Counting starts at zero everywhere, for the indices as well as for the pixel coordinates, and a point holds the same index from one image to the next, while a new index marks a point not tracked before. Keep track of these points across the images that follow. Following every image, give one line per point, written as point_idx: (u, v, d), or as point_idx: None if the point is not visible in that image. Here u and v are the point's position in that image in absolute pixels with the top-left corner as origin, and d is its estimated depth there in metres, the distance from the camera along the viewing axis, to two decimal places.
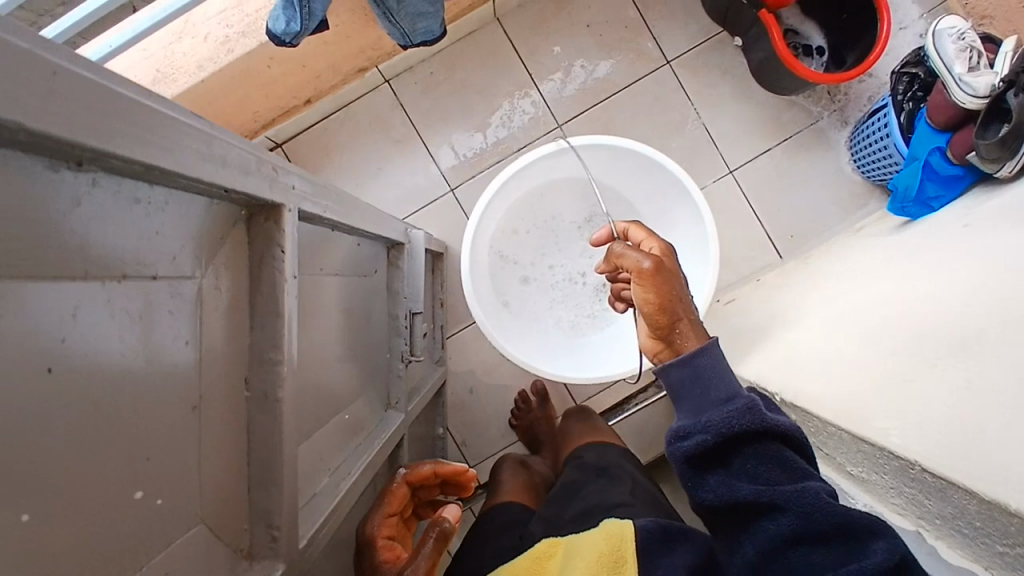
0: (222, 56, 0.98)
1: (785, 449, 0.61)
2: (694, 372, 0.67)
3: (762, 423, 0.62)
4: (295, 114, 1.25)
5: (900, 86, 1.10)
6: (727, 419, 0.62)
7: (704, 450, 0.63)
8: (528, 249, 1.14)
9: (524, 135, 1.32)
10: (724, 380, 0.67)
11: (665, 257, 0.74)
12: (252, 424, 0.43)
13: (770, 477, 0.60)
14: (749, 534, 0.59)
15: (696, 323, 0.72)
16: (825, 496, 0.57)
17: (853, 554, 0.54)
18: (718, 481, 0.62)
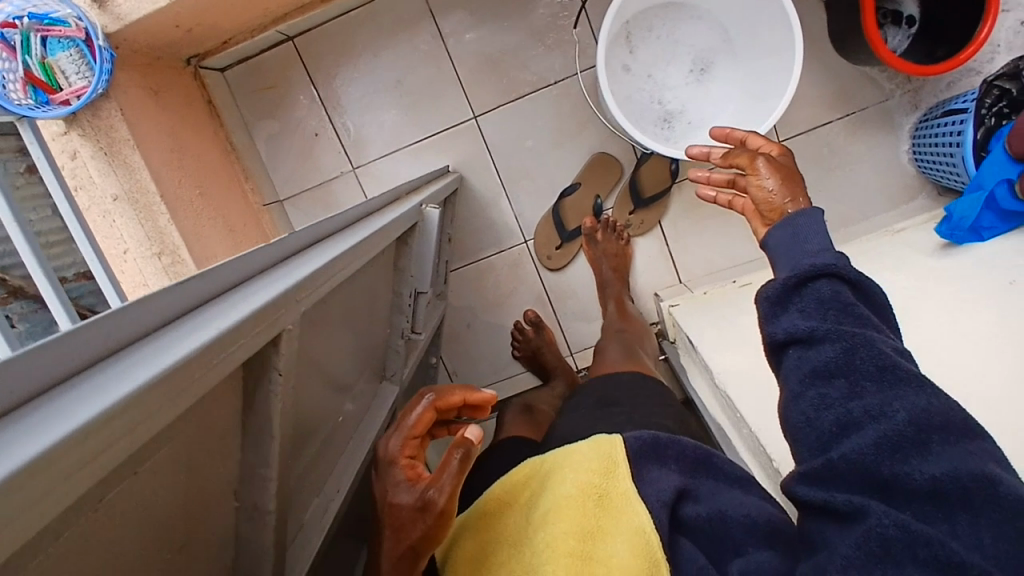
0: None
1: (861, 302, 0.58)
2: (802, 225, 0.62)
3: (845, 285, 0.58)
4: (309, 10, 1.11)
5: (988, 99, 0.99)
6: (813, 266, 0.58)
7: (786, 290, 0.60)
8: (646, 49, 1.09)
9: (564, 65, 1.18)
10: (819, 233, 0.61)
11: (786, 155, 0.70)
12: (242, 532, 0.42)
13: (840, 320, 0.57)
14: (802, 362, 0.57)
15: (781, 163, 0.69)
16: (883, 347, 0.54)
17: (924, 429, 0.50)
18: (788, 317, 0.59)
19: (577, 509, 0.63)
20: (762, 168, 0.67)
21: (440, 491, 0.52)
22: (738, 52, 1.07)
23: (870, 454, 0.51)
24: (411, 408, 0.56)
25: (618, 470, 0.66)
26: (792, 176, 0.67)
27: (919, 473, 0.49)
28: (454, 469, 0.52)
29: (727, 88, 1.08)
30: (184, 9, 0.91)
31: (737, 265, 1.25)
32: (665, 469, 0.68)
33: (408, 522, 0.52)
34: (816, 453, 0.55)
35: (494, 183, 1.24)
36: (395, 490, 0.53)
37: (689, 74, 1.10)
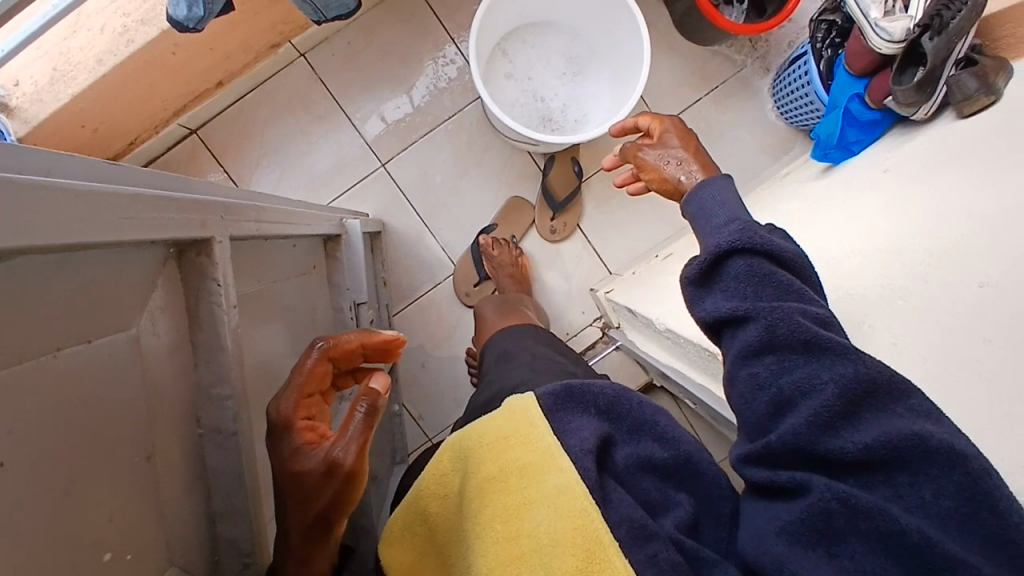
0: (123, 48, 0.91)
1: (778, 270, 0.57)
2: (706, 200, 0.64)
3: (759, 255, 0.58)
4: (207, 97, 1.19)
5: (820, 34, 1.15)
6: (729, 245, 0.58)
7: (706, 273, 0.60)
8: (523, 58, 1.20)
9: (454, 101, 1.28)
10: (725, 206, 0.63)
11: (669, 138, 0.71)
12: (209, 460, 0.42)
13: (760, 296, 0.56)
14: (734, 344, 0.57)
15: (665, 150, 0.71)
16: (803, 319, 0.54)
17: (851, 400, 0.50)
18: (713, 300, 0.59)
19: (503, 486, 0.55)
20: (667, 171, 0.70)
21: (345, 448, 0.49)
22: (603, 48, 1.19)
23: (801, 434, 0.51)
24: (303, 363, 0.51)
25: (537, 429, 0.57)
26: (691, 155, 0.70)
27: (849, 445, 0.49)
28: (361, 423, 0.49)
29: (598, 88, 1.21)
30: (87, 105, 0.95)
31: (656, 244, 1.33)
32: (587, 416, 0.60)
33: (315, 489, 0.48)
34: (755, 431, 0.55)
35: (416, 222, 1.30)
36: (300, 457, 0.49)
37: (563, 74, 1.21)
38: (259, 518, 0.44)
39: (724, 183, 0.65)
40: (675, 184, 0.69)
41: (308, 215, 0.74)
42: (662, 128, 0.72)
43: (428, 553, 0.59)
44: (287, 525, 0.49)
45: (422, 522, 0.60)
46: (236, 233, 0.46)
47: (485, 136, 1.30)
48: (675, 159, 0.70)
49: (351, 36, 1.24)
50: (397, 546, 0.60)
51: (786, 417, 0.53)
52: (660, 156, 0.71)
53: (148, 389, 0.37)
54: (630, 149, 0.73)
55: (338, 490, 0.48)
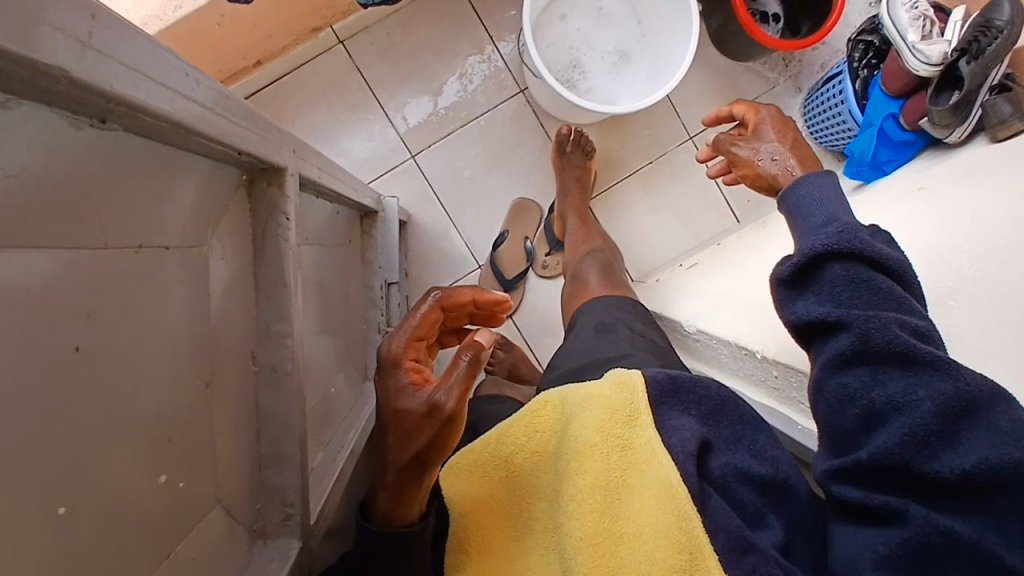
0: (169, 13, 0.91)
1: (877, 275, 0.52)
2: (805, 197, 0.58)
3: (856, 256, 0.52)
4: (242, 77, 1.19)
5: (857, 54, 1.16)
6: (824, 246, 0.53)
7: (800, 275, 0.54)
8: (586, 13, 1.18)
9: (488, 99, 1.28)
10: (822, 204, 0.57)
11: (765, 132, 0.65)
12: (261, 402, 0.41)
13: (856, 303, 0.51)
14: (824, 351, 0.52)
15: (760, 146, 0.64)
16: (900, 329, 0.49)
17: (954, 420, 0.45)
18: (801, 304, 0.54)
19: (601, 461, 0.52)
20: (761, 165, 0.63)
21: (448, 393, 0.47)
22: (656, 51, 1.17)
23: (894, 452, 0.47)
24: (417, 309, 0.53)
25: (643, 418, 0.53)
26: (792, 147, 0.63)
27: (949, 468, 0.45)
28: (465, 370, 0.47)
29: (631, 87, 1.20)
30: None
31: (679, 254, 1.33)
32: (688, 415, 0.55)
33: (415, 430, 0.48)
34: (842, 444, 0.51)
35: (441, 216, 1.29)
36: (402, 394, 0.49)
37: (607, 55, 1.19)
38: (307, 466, 0.42)
39: (825, 181, 0.58)
40: (771, 179, 0.63)
41: (348, 182, 0.73)
42: (757, 118, 0.66)
43: (500, 498, 0.57)
44: (385, 457, 0.49)
45: (504, 467, 0.56)
46: (302, 177, 0.46)
47: (517, 136, 1.30)
48: (771, 153, 0.63)
49: (389, 27, 1.25)
50: (463, 480, 0.58)
51: (877, 432, 0.49)
52: (755, 150, 0.64)
53: (212, 313, 0.36)
54: (724, 141, 0.67)
55: (438, 434, 0.47)
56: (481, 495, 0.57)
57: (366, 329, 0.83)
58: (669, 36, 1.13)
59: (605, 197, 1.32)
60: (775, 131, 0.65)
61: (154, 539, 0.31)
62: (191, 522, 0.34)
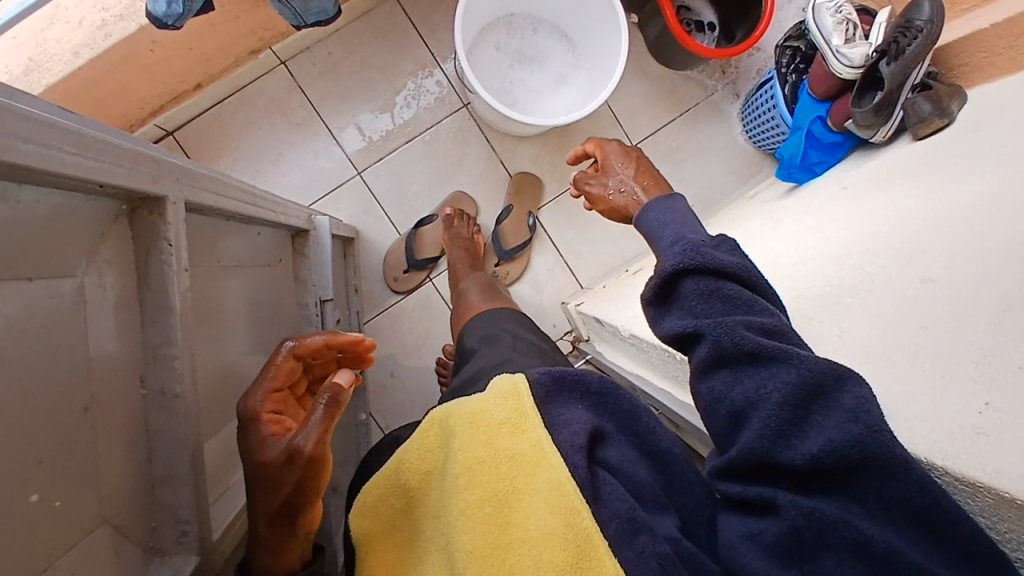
0: (99, 41, 0.92)
1: (725, 283, 0.54)
2: (656, 221, 0.62)
3: (702, 269, 0.55)
4: (184, 99, 1.19)
5: (785, 60, 1.20)
6: (670, 265, 0.56)
7: (660, 291, 0.57)
8: (526, 34, 1.22)
9: (432, 114, 1.30)
10: (672, 227, 0.60)
11: (612, 167, 0.70)
12: (153, 423, 0.42)
13: (709, 312, 0.54)
14: (691, 359, 0.55)
15: (608, 180, 0.70)
16: (747, 330, 0.51)
17: (806, 409, 0.48)
18: (664, 319, 0.57)
19: (490, 474, 0.52)
20: (611, 200, 0.68)
21: (307, 435, 0.49)
22: (590, 70, 1.21)
23: (755, 447, 0.49)
24: (272, 360, 0.55)
25: (531, 420, 0.54)
26: (637, 176, 0.68)
27: (799, 454, 0.47)
28: (325, 412, 0.49)
29: (567, 103, 1.23)
30: (60, 99, 0.95)
31: (626, 260, 1.36)
32: (577, 408, 0.57)
33: (279, 478, 0.49)
34: (722, 446, 0.53)
35: (389, 231, 1.30)
36: (263, 445, 0.50)
37: (545, 73, 1.23)
38: (202, 485, 0.44)
39: (675, 206, 0.62)
40: (621, 211, 0.68)
41: (270, 203, 0.74)
42: (605, 153, 0.71)
43: (403, 527, 0.58)
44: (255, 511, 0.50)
45: (400, 496, 0.58)
46: (192, 204, 0.47)
47: (462, 149, 1.32)
48: (617, 186, 0.68)
49: (331, 47, 1.26)
50: (371, 516, 0.59)
51: (742, 431, 0.51)
52: (604, 185, 0.69)
53: (92, 338, 0.37)
54: (581, 180, 0.72)
55: (302, 477, 0.49)
56: (392, 528, 0.58)
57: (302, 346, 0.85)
58: (601, 55, 1.17)
59: (552, 207, 1.35)
60: (621, 165, 0.69)
61: (24, 558, 0.32)
62: (70, 541, 0.35)
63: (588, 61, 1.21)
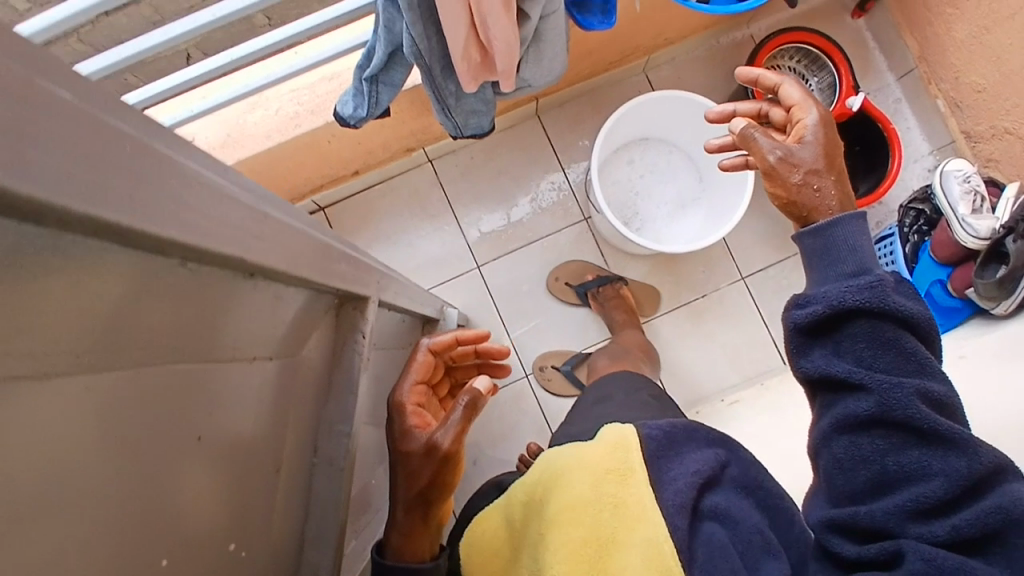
0: (290, 130, 1.07)
1: (901, 338, 0.59)
2: (837, 238, 0.62)
3: (880, 317, 0.60)
4: (342, 181, 1.34)
5: (907, 219, 1.22)
6: (855, 303, 0.60)
7: (821, 322, 0.61)
8: (653, 159, 1.31)
9: (553, 222, 1.40)
10: (854, 253, 0.62)
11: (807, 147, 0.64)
12: (313, 485, 0.49)
13: (878, 361, 0.60)
14: (843, 405, 0.61)
15: (799, 164, 0.64)
16: (918, 397, 0.58)
17: (958, 485, 0.56)
18: (823, 354, 0.62)
19: (595, 517, 0.62)
20: (798, 193, 0.64)
21: (445, 436, 0.71)
22: (711, 205, 1.28)
23: (899, 511, 0.57)
24: (419, 356, 0.78)
25: (634, 467, 0.65)
26: (834, 180, 0.64)
27: (943, 527, 0.56)
28: (460, 416, 0.72)
29: (683, 233, 1.29)
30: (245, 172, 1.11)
31: (721, 389, 1.36)
32: (694, 452, 0.69)
33: (419, 467, 0.71)
34: (841, 500, 0.61)
35: (497, 324, 1.38)
36: (408, 440, 0.72)
37: (666, 202, 1.30)
38: (340, 549, 0.50)
39: (861, 225, 0.62)
40: (803, 208, 0.65)
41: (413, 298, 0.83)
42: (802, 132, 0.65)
43: (505, 555, 0.70)
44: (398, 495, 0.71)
45: (507, 528, 0.71)
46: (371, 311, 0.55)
47: (576, 258, 1.39)
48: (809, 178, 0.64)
49: (474, 152, 1.40)
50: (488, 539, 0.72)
51: (880, 496, 0.59)
52: (794, 166, 0.64)
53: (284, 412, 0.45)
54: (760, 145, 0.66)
55: (437, 468, 0.71)
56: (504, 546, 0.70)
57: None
58: (725, 194, 1.24)
59: (654, 326, 1.39)
60: (817, 152, 0.64)
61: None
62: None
63: (709, 197, 1.28)
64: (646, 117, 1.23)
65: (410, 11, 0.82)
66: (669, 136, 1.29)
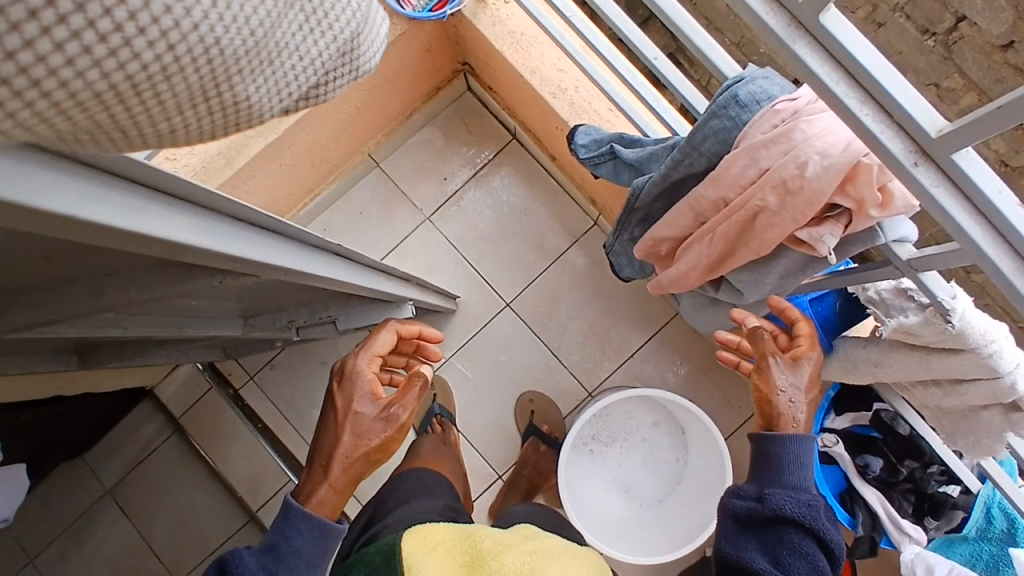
0: (544, 88, 1.09)
1: (819, 559, 0.67)
2: (797, 449, 0.71)
3: (818, 555, 0.67)
4: (539, 148, 1.37)
5: None
6: (792, 513, 0.68)
7: (755, 516, 0.70)
8: (661, 449, 1.28)
9: (576, 362, 1.38)
10: (801, 472, 0.71)
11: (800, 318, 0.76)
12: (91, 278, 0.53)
13: (795, 569, 0.66)
14: (761, 563, 0.67)
15: (791, 378, 0.74)
16: None
17: None
18: (749, 546, 0.69)
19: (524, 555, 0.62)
20: (778, 395, 0.73)
21: (402, 409, 0.72)
22: (638, 522, 1.24)
23: None
24: (381, 331, 0.79)
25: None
26: (805, 397, 0.74)
27: None
28: (417, 389, 0.73)
29: (601, 503, 1.26)
30: (500, 64, 1.14)
31: None
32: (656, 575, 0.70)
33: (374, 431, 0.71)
34: None
35: (460, 340, 1.39)
36: (360, 402, 0.72)
37: (624, 475, 1.28)
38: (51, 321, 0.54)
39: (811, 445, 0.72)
40: (778, 411, 0.73)
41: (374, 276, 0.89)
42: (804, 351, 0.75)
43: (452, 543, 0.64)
44: (337, 448, 0.69)
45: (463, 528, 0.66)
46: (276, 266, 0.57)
47: (546, 394, 1.36)
48: (791, 392, 0.73)
49: None
50: (420, 543, 0.63)
51: None
52: (784, 378, 0.73)
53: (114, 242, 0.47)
54: (767, 349, 0.75)
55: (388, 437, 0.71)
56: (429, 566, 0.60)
57: (293, 302, 0.97)
58: (653, 534, 1.21)
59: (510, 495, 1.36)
60: (811, 392, 0.75)
61: None
62: None
63: (644, 518, 1.24)
64: (694, 429, 1.21)
65: (659, 178, 0.78)
66: (684, 457, 1.25)
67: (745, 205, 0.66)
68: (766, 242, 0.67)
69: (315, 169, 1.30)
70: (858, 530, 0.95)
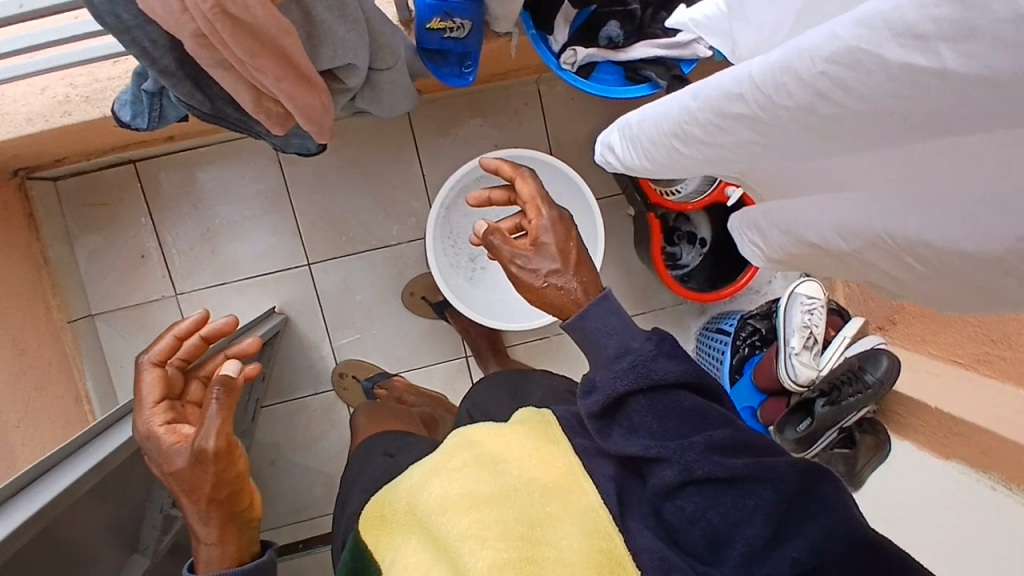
0: (56, 116, 0.89)
1: (680, 401, 0.60)
2: (599, 315, 0.66)
3: (673, 399, 0.60)
4: (153, 145, 1.16)
5: (743, 334, 1.27)
6: (626, 387, 0.60)
7: (605, 407, 0.60)
8: None
9: (401, 232, 1.28)
10: (612, 336, 0.64)
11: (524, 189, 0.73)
12: None
13: (664, 431, 0.59)
14: (639, 451, 0.59)
15: (543, 260, 0.70)
16: (709, 451, 0.57)
17: (762, 498, 0.55)
18: (619, 438, 0.60)
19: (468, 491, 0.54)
20: (543, 288, 0.70)
21: (207, 437, 0.63)
22: None
23: (713, 470, 0.56)
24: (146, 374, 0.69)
25: (556, 449, 0.59)
26: (573, 270, 0.70)
27: (756, 495, 0.55)
28: (216, 407, 0.64)
29: None
30: (9, 144, 0.93)
31: None
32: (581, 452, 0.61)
33: (200, 477, 0.64)
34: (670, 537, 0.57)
35: (319, 328, 1.29)
36: (171, 459, 0.64)
37: None
38: None
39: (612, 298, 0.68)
40: (555, 300, 0.70)
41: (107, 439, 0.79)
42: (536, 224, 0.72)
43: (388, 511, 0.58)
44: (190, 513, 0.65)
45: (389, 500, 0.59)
46: None
47: (415, 276, 1.28)
48: (550, 274, 0.70)
49: None
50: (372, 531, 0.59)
51: (717, 549, 0.55)
52: (534, 266, 0.70)
53: None
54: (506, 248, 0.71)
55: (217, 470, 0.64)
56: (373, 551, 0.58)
57: (136, 498, 0.86)
58: None
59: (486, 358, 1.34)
60: (578, 260, 0.71)
61: None
62: None
63: None
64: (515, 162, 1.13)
65: (166, 78, 0.63)
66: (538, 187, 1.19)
67: (209, 19, 0.52)
68: (273, 20, 0.54)
69: (51, 387, 1.12)
70: (660, 87, 0.91)
